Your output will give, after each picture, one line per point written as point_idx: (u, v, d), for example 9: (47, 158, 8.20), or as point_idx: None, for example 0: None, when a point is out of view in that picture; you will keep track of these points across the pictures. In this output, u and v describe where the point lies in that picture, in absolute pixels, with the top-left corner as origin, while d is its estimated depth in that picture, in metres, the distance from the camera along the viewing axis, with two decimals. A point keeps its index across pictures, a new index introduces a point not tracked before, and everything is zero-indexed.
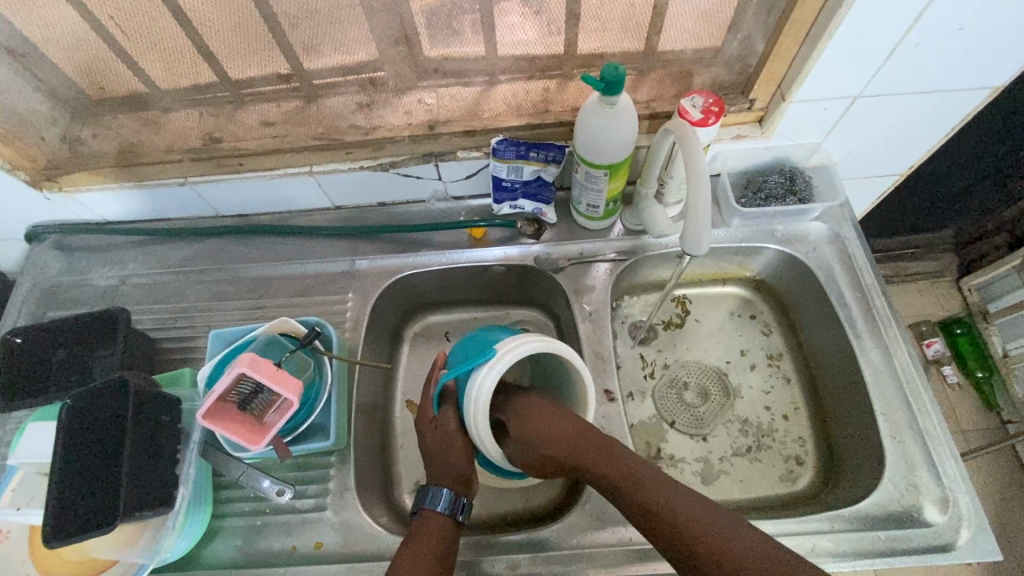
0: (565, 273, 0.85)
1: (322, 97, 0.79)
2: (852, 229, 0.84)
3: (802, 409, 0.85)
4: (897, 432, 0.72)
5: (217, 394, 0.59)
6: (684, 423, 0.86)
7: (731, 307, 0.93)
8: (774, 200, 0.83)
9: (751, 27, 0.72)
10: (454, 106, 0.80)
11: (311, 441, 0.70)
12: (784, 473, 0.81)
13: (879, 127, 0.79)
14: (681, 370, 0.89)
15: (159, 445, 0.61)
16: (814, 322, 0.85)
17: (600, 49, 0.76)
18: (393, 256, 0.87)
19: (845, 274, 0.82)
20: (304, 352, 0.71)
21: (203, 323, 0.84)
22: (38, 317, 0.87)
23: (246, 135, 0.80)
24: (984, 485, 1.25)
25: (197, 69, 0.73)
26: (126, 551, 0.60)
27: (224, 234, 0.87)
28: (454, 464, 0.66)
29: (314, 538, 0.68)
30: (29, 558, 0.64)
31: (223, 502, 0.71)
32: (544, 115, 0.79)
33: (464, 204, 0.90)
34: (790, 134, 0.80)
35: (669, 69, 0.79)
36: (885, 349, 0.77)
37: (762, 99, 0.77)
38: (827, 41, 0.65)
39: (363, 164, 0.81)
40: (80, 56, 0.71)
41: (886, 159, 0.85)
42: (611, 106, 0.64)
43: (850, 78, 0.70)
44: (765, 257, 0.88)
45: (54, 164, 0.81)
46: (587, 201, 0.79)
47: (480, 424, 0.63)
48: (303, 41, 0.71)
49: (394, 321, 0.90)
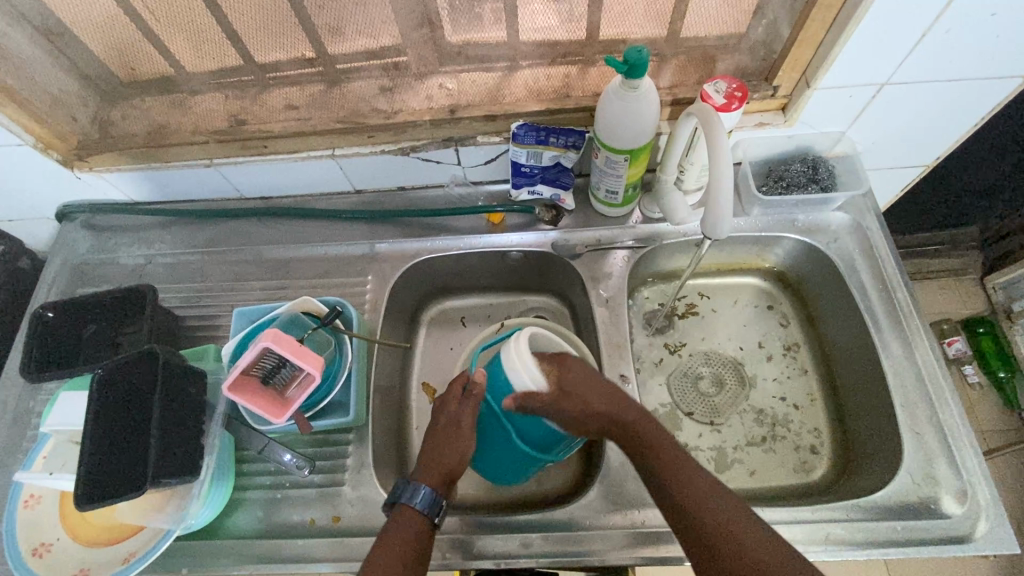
0: (583, 260, 0.85)
1: (345, 82, 0.80)
2: (875, 219, 0.83)
3: (818, 400, 0.85)
4: (915, 424, 0.71)
5: (242, 367, 0.61)
6: (699, 412, 0.86)
7: (749, 297, 0.92)
8: (796, 189, 0.82)
9: (776, 12, 0.72)
10: (474, 91, 0.80)
11: (331, 417, 0.72)
12: (799, 462, 0.81)
13: (907, 116, 0.77)
14: (698, 359, 0.89)
15: (186, 416, 0.63)
16: (833, 313, 0.84)
17: (621, 34, 0.77)
18: (412, 240, 0.88)
19: (866, 265, 0.81)
20: (325, 331, 0.73)
21: (226, 302, 0.86)
22: (68, 294, 0.89)
23: (271, 117, 0.81)
24: (1004, 487, 1.23)
25: (226, 51, 0.75)
26: (154, 516, 0.63)
27: (248, 215, 0.89)
28: (447, 460, 0.65)
29: (332, 512, 0.70)
30: (58, 521, 0.66)
31: (245, 475, 0.73)
32: (564, 100, 0.78)
33: (483, 189, 0.90)
34: (813, 122, 0.79)
35: (692, 55, 0.78)
36: (906, 340, 0.76)
37: (785, 86, 0.76)
38: (855, 26, 0.64)
39: (384, 147, 0.81)
40: (113, 37, 0.73)
41: (912, 148, 0.84)
42: (633, 89, 0.64)
43: (877, 65, 0.69)
44: (785, 247, 0.87)
45: (84, 145, 0.82)
46: (606, 187, 0.79)
47: (525, 359, 0.60)
48: (328, 24, 0.73)
49: (411, 305, 0.91)
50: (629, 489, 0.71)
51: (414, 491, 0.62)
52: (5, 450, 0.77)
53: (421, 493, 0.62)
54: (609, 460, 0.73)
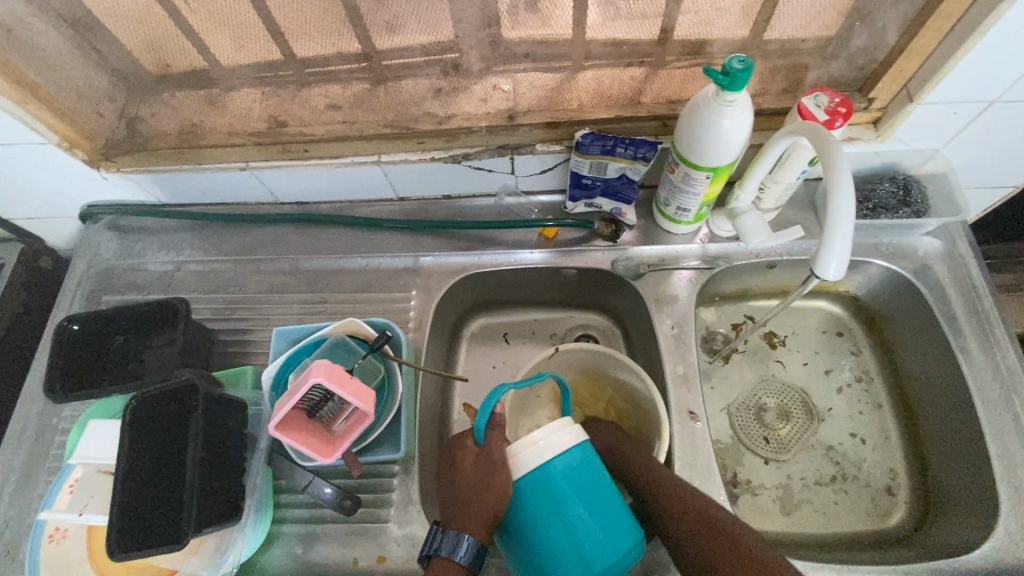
0: (644, 280, 0.79)
1: (394, 81, 0.73)
2: (967, 246, 0.76)
3: (893, 438, 0.79)
4: (1014, 477, 0.65)
5: (291, 404, 0.56)
6: (765, 447, 0.79)
7: (818, 323, 0.86)
8: (885, 211, 0.76)
9: (882, 16, 0.64)
10: (534, 95, 0.73)
11: (380, 452, 0.66)
12: (873, 506, 0.75)
13: (1013, 135, 0.70)
14: (762, 388, 0.83)
15: (226, 454, 0.58)
16: (916, 347, 0.77)
17: (700, 38, 0.69)
18: (459, 253, 0.82)
19: (958, 297, 0.74)
20: (374, 357, 0.67)
21: (261, 315, 0.80)
22: (93, 300, 0.84)
23: (314, 119, 0.74)
24: None
25: (268, 46, 0.69)
26: (191, 560, 0.59)
27: (285, 222, 0.83)
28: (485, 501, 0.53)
29: (378, 551, 0.65)
30: (87, 557, 0.62)
31: (282, 507, 0.68)
32: (636, 106, 0.71)
33: (536, 199, 0.84)
34: (908, 139, 0.72)
35: (778, 61, 0.71)
36: (1002, 381, 0.70)
37: (882, 98, 0.68)
38: (977, 38, 0.57)
39: (432, 154, 0.75)
40: (147, 29, 0.67)
41: (1008, 170, 0.77)
42: (729, 103, 0.57)
43: (992, 80, 0.62)
44: (865, 273, 0.80)
45: (112, 144, 0.76)
46: (678, 204, 0.72)
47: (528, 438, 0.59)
48: (384, 21, 0.66)
49: (454, 320, 0.85)
50: None
51: (454, 540, 0.53)
52: (29, 470, 0.72)
53: (463, 544, 0.53)
54: None
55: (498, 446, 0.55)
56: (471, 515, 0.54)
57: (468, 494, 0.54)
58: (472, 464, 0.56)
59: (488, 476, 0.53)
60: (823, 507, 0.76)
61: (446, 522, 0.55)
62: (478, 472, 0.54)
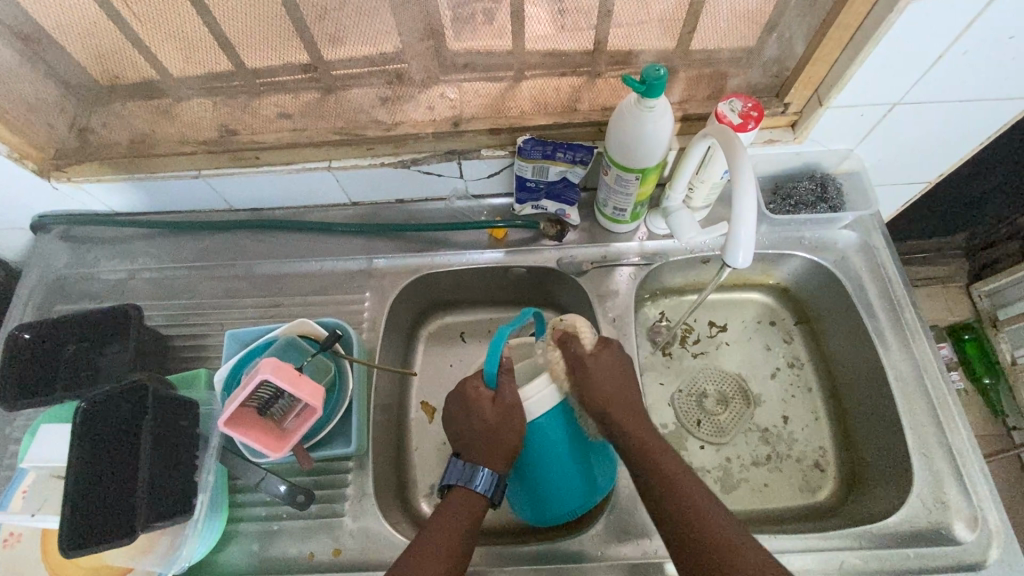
0: (589, 277, 0.83)
1: (341, 90, 0.75)
2: (881, 237, 0.83)
3: (822, 418, 0.84)
4: (924, 447, 0.71)
5: (240, 401, 0.58)
6: (705, 430, 0.84)
7: (753, 314, 0.91)
8: (804, 207, 0.82)
9: (792, 28, 0.70)
10: (477, 103, 0.77)
11: (331, 447, 0.69)
12: (805, 483, 0.81)
13: (917, 134, 0.76)
14: (702, 376, 0.88)
15: (177, 453, 0.61)
16: (840, 332, 0.83)
17: (629, 48, 0.73)
18: (411, 255, 0.85)
19: (873, 283, 0.81)
20: (325, 355, 0.70)
21: (217, 320, 0.82)
22: (45, 310, 0.85)
23: (264, 128, 0.77)
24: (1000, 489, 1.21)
25: (216, 58, 0.70)
26: (145, 559, 0.61)
27: (238, 228, 0.85)
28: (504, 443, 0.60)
29: (333, 544, 0.67)
30: (41, 561, 0.63)
31: (238, 506, 0.69)
32: (572, 114, 0.76)
33: (486, 202, 0.87)
34: (822, 140, 0.78)
35: (703, 70, 0.76)
36: (913, 360, 0.76)
37: (796, 103, 0.75)
38: (874, 46, 0.62)
39: (383, 160, 0.78)
40: (92, 43, 0.67)
41: (916, 166, 0.84)
42: (649, 110, 0.62)
43: (891, 84, 0.68)
44: (791, 265, 0.86)
45: (63, 154, 0.78)
46: (614, 205, 0.77)
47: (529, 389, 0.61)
48: (328, 33, 0.68)
49: (409, 321, 0.88)
50: (641, 515, 0.69)
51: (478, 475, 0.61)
52: None
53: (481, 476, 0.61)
54: (620, 488, 0.71)
55: (511, 387, 0.61)
56: (493, 454, 0.60)
57: (489, 438, 0.60)
58: (492, 407, 0.60)
59: (507, 421, 0.59)
60: (759, 485, 0.81)
61: (464, 457, 0.63)
62: (497, 414, 0.60)
